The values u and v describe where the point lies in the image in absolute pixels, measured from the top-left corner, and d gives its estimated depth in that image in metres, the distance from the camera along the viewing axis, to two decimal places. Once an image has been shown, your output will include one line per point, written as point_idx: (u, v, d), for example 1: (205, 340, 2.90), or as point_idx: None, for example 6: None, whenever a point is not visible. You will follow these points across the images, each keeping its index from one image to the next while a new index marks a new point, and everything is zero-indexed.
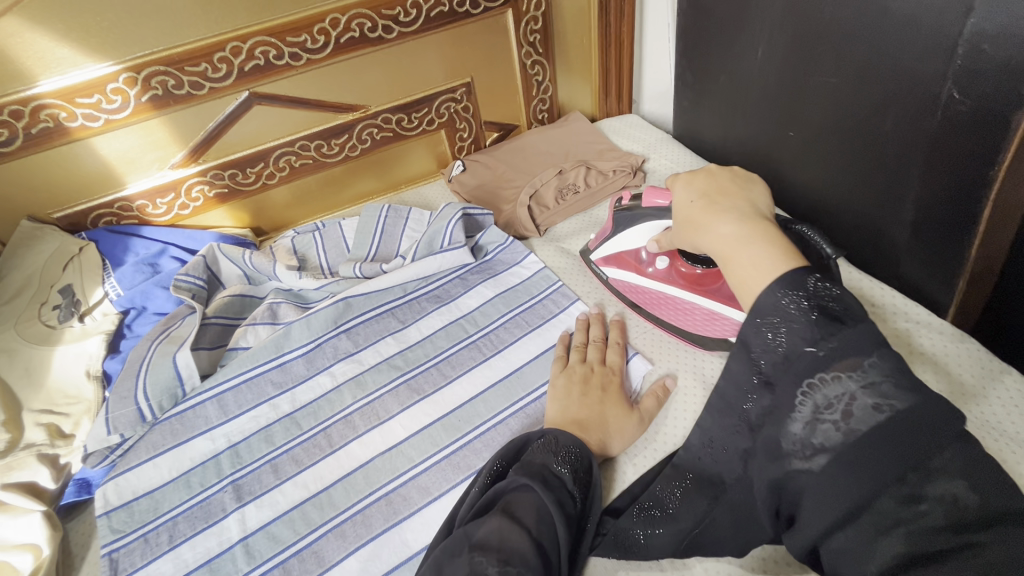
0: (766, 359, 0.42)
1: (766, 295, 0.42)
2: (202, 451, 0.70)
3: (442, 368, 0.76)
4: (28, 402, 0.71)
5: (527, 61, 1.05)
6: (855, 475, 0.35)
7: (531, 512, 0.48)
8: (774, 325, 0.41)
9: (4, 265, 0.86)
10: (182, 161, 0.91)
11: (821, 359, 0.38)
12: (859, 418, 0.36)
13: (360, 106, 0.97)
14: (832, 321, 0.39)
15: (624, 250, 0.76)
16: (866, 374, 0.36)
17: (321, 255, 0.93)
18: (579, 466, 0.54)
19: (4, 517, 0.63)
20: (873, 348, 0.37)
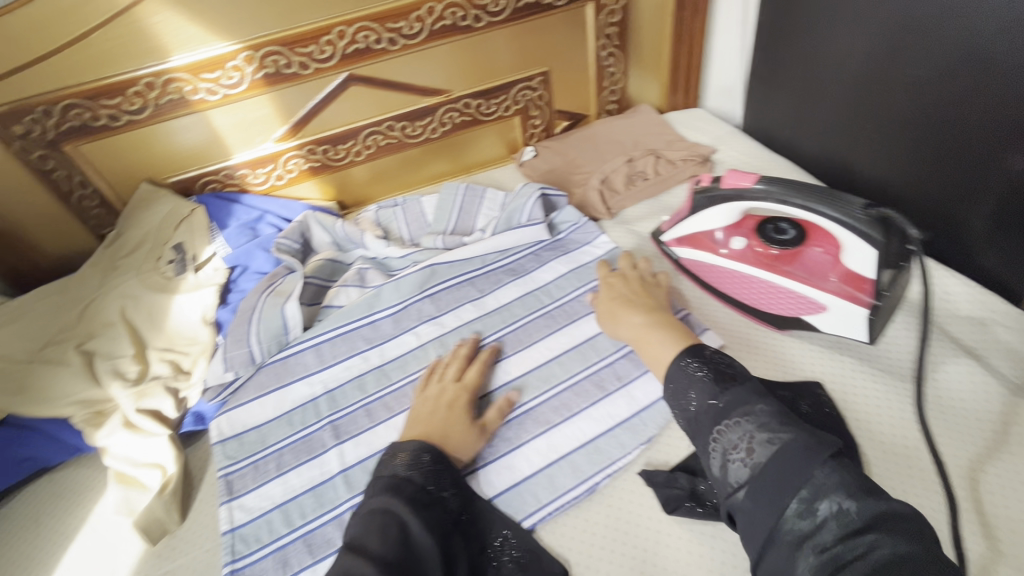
0: (685, 415, 0.57)
1: (676, 366, 0.60)
2: (302, 394, 0.77)
3: (520, 333, 0.81)
4: (152, 341, 0.80)
5: (602, 53, 1.10)
6: (766, 501, 0.46)
7: (377, 529, 0.51)
8: (685, 389, 0.57)
9: (125, 223, 0.96)
10: (283, 135, 0.99)
11: (719, 410, 0.53)
12: (758, 452, 0.48)
13: (444, 91, 1.04)
14: (724, 380, 0.55)
15: (699, 231, 0.78)
16: (754, 419, 0.50)
17: (403, 227, 1.01)
18: (423, 464, 0.58)
19: (138, 437, 0.71)
20: (753, 398, 0.52)
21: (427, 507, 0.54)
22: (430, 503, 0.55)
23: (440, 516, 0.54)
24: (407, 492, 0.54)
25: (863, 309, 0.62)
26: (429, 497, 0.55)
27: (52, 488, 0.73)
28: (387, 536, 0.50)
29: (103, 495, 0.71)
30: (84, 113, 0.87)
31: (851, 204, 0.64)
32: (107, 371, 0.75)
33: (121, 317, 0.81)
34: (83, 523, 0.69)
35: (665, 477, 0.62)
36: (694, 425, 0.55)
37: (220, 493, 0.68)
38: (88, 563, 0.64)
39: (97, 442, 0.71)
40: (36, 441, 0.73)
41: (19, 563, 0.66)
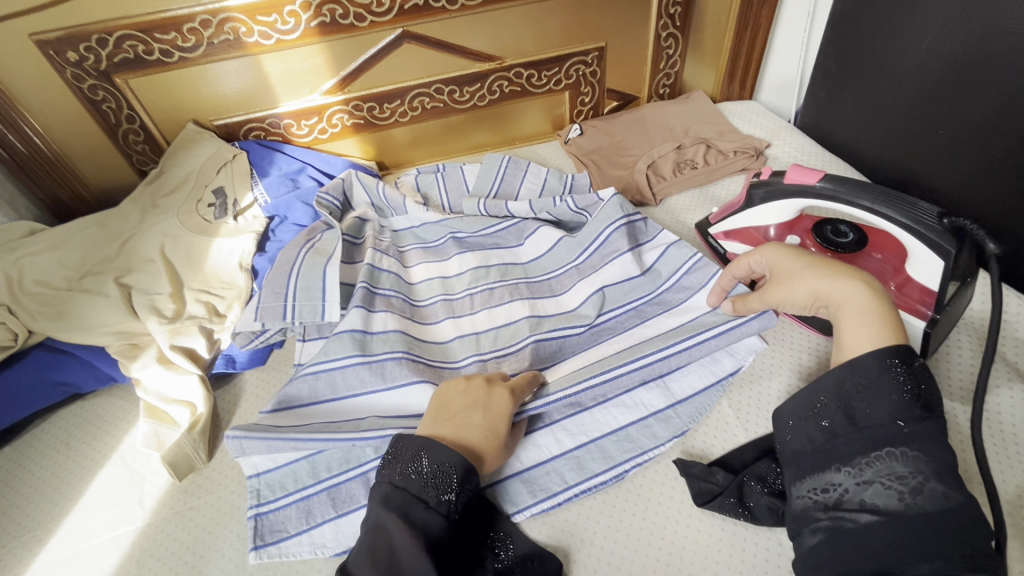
0: (846, 413, 0.51)
1: (876, 362, 0.51)
2: (353, 381, 0.68)
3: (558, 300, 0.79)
4: (189, 281, 0.81)
5: (662, 33, 1.06)
6: (897, 540, 0.44)
7: (377, 554, 0.49)
8: (870, 392, 0.50)
9: (168, 163, 0.97)
10: (331, 88, 0.97)
11: (902, 435, 0.47)
12: (923, 497, 0.44)
13: (497, 58, 1.01)
14: (921, 406, 0.48)
15: (750, 227, 0.76)
16: (931, 463, 0.46)
17: (443, 195, 0.99)
18: (437, 475, 0.53)
19: (171, 373, 0.72)
20: (943, 442, 0.47)
21: (421, 521, 0.51)
22: (425, 511, 0.52)
23: (434, 524, 0.51)
24: (398, 499, 0.52)
25: (919, 322, 0.60)
26: (425, 507, 0.52)
27: (83, 416, 0.74)
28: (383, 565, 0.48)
29: (134, 427, 0.72)
30: (138, 46, 0.86)
31: (923, 211, 0.60)
32: (144, 306, 0.76)
33: (160, 254, 0.82)
34: (113, 451, 0.70)
35: (703, 470, 0.61)
36: (846, 428, 0.50)
37: (228, 453, 0.59)
38: (116, 490, 0.66)
39: (132, 373, 0.72)
40: (71, 367, 0.74)
41: (51, 483, 0.67)
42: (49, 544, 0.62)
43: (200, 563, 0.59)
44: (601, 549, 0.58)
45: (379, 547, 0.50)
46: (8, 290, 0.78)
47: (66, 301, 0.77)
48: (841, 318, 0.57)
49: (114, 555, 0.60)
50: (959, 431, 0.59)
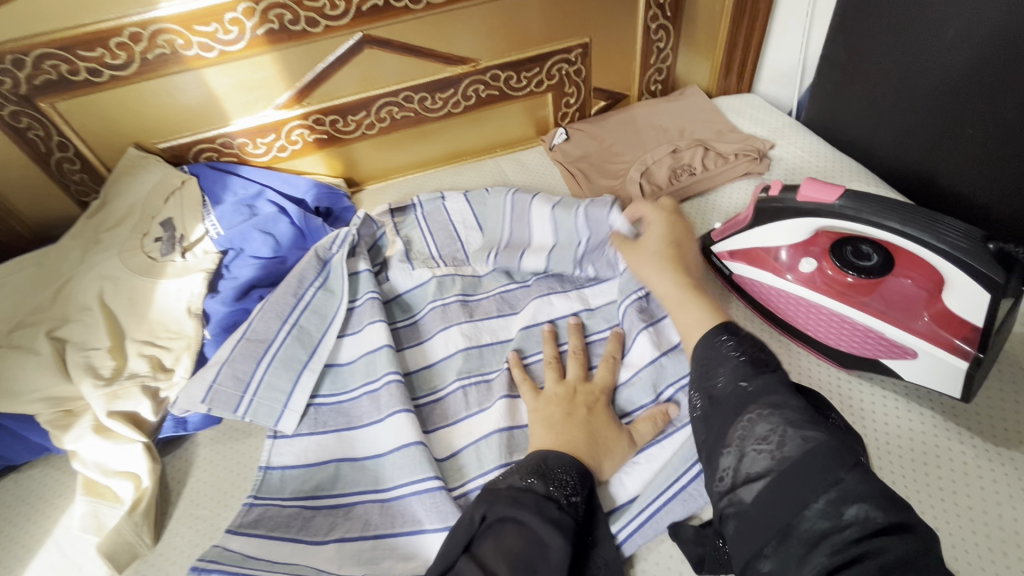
0: (704, 389, 0.48)
1: (709, 338, 0.52)
2: (328, 450, 0.64)
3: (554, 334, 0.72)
4: (132, 332, 0.72)
5: (651, 24, 0.97)
6: (782, 500, 0.38)
7: (510, 553, 0.45)
8: (713, 363, 0.49)
9: (111, 193, 0.87)
10: (287, 102, 0.88)
11: (748, 396, 0.44)
12: (789, 447, 0.40)
13: (470, 60, 0.91)
14: (759, 364, 0.47)
15: (760, 246, 0.66)
16: (785, 412, 0.42)
17: (427, 237, 0.86)
18: (574, 485, 0.51)
19: (109, 443, 0.63)
20: (789, 390, 0.44)
21: (557, 518, 0.48)
22: (559, 513, 0.48)
23: (570, 527, 0.48)
24: (531, 502, 0.48)
25: (963, 362, 0.52)
26: (558, 507, 0.48)
27: (17, 493, 0.66)
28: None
29: (72, 505, 0.64)
30: (61, 66, 0.76)
31: (962, 232, 0.52)
32: (79, 366, 0.67)
33: (99, 301, 0.74)
34: (46, 536, 0.62)
35: (695, 533, 0.53)
36: (708, 408, 0.47)
37: None
38: None
39: (65, 445, 0.64)
40: None
41: None
42: None
43: None
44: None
45: (507, 547, 0.45)
46: None
47: None
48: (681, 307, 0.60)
49: None
50: (1009, 483, 0.52)
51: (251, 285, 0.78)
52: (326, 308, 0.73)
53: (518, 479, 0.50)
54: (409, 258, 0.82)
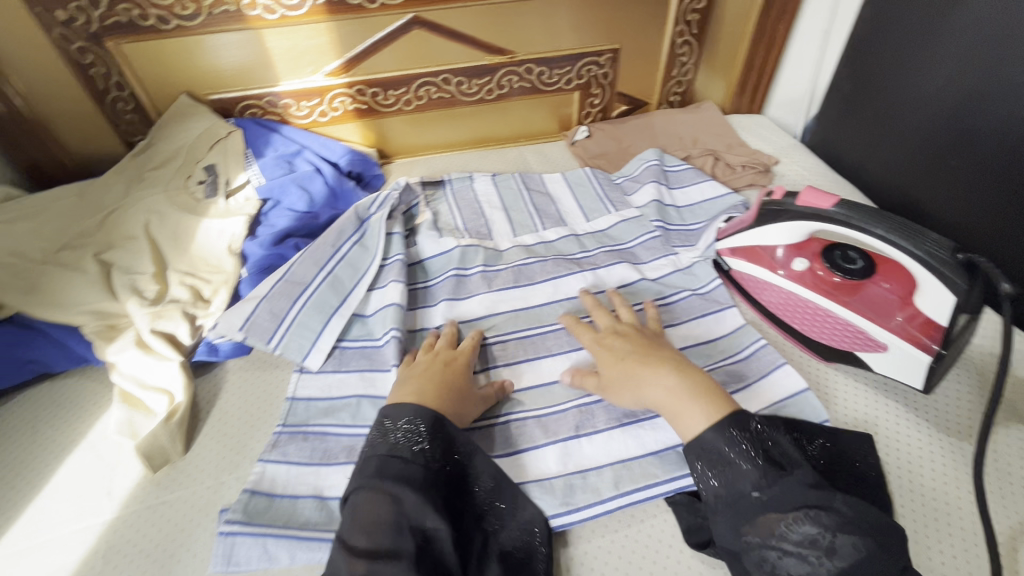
0: (722, 484, 0.51)
1: (717, 435, 0.53)
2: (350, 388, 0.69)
3: (566, 307, 0.79)
4: (174, 263, 0.76)
5: (678, 39, 1.04)
6: None
7: (367, 518, 0.48)
8: (725, 464, 0.52)
9: (158, 136, 0.93)
10: (335, 70, 0.94)
11: (770, 505, 0.49)
12: (839, 553, 0.47)
13: (509, 51, 0.98)
14: (775, 466, 0.50)
15: (758, 244, 0.75)
16: (830, 517, 0.48)
17: (453, 213, 0.93)
18: (422, 432, 0.54)
19: (149, 358, 0.68)
20: (818, 493, 0.48)
21: (401, 470, 0.51)
22: (401, 466, 0.51)
23: (416, 476, 0.51)
24: (369, 471, 0.51)
25: (926, 356, 0.60)
26: (401, 461, 0.52)
27: (53, 396, 0.71)
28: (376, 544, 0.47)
29: (107, 412, 0.69)
30: (133, 10, 0.82)
31: (935, 243, 0.59)
32: (125, 286, 0.72)
33: (145, 232, 0.79)
34: (82, 437, 0.66)
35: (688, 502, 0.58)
36: (723, 502, 0.51)
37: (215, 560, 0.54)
38: (85, 479, 0.63)
39: (107, 356, 0.68)
40: (42, 345, 0.71)
41: (16, 467, 0.64)
42: (11, 533, 0.59)
43: (171, 561, 0.56)
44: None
45: (365, 515, 0.49)
46: None
47: (41, 274, 0.74)
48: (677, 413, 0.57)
49: (79, 550, 0.57)
50: (954, 467, 0.59)
51: (287, 234, 0.83)
52: (359, 262, 0.80)
53: (370, 442, 0.54)
54: (437, 227, 0.89)
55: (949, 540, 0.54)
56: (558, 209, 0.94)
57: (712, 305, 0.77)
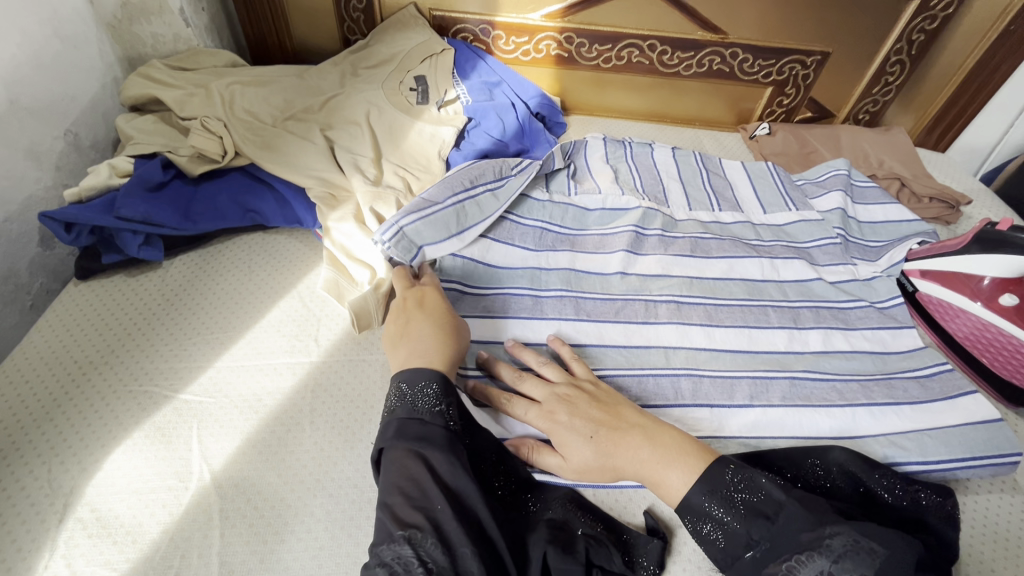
0: (715, 541, 0.49)
1: (694, 494, 0.50)
2: (527, 306, 0.72)
3: (740, 286, 0.79)
4: (389, 154, 0.82)
5: (892, 57, 1.01)
6: None
7: (405, 481, 0.48)
8: (704, 519, 0.49)
9: (378, 38, 0.98)
10: (554, 13, 0.97)
11: (761, 559, 0.46)
12: None
13: (721, 31, 0.98)
14: (759, 516, 0.48)
15: (958, 271, 0.73)
16: (827, 554, 0.44)
17: (633, 174, 0.94)
18: (439, 393, 0.53)
19: (362, 234, 0.73)
20: (804, 533, 0.46)
21: (422, 435, 0.50)
22: (424, 426, 0.50)
23: (435, 439, 0.50)
24: (395, 431, 0.50)
25: None
26: (422, 424, 0.50)
27: (264, 246, 0.77)
28: (410, 502, 0.47)
29: (313, 270, 0.75)
30: None
31: None
32: (349, 163, 0.79)
33: (366, 120, 0.85)
34: (292, 287, 0.73)
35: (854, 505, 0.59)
36: (725, 563, 0.48)
37: None
38: (294, 323, 0.68)
39: (328, 222, 0.74)
40: (266, 198, 0.78)
41: (232, 296, 0.71)
42: (229, 349, 0.65)
43: (370, 411, 0.61)
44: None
45: (404, 479, 0.48)
46: (223, 110, 0.82)
47: (274, 136, 0.81)
48: (657, 483, 0.51)
49: (289, 379, 0.63)
50: None
51: (485, 155, 0.88)
52: (490, 206, 0.77)
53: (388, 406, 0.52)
54: (618, 183, 0.91)
55: None
56: (734, 195, 0.94)
57: (891, 319, 0.77)
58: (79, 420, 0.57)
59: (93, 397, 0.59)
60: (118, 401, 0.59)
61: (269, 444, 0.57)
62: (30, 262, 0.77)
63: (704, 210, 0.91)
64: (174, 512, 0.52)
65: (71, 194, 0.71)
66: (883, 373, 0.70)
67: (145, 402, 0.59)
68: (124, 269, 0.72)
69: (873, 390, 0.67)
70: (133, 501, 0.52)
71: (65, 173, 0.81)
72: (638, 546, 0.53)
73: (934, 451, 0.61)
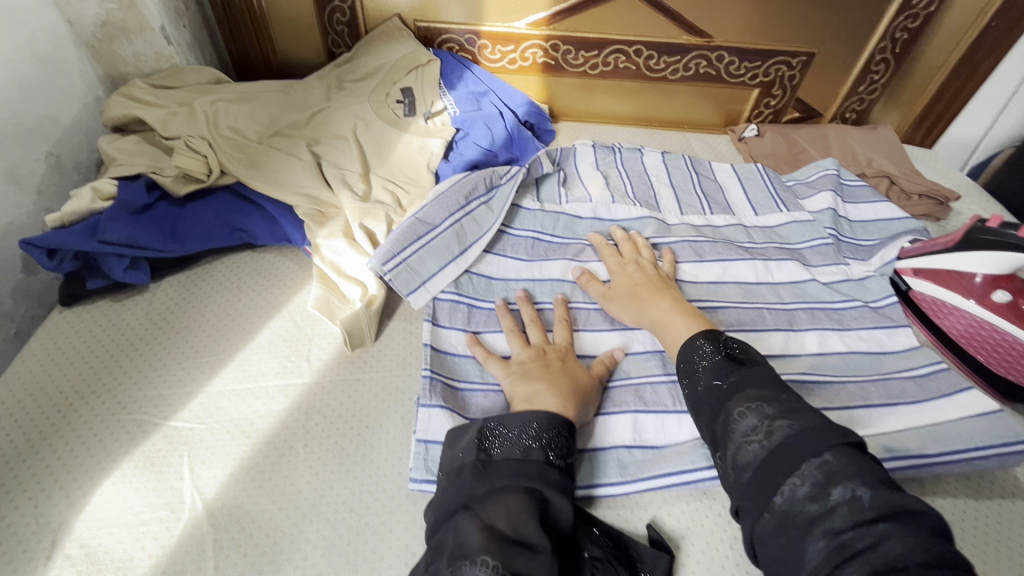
0: (691, 385, 0.55)
1: (690, 345, 0.58)
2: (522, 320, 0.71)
3: (736, 289, 0.79)
4: (376, 168, 0.82)
5: (877, 56, 1.02)
6: (766, 475, 0.43)
7: (519, 515, 0.46)
8: (689, 366, 0.56)
9: (362, 51, 0.98)
10: (539, 21, 0.97)
11: (720, 392, 0.51)
12: (773, 436, 0.45)
13: (707, 35, 0.99)
14: (735, 365, 0.54)
15: (950, 270, 0.74)
16: (775, 404, 0.47)
17: (624, 180, 0.94)
18: (569, 447, 0.52)
19: (352, 250, 0.72)
20: (772, 386, 0.50)
21: (553, 480, 0.49)
22: (560, 477, 0.50)
23: (565, 489, 0.49)
24: (533, 472, 0.48)
25: None
26: (558, 474, 0.50)
27: (253, 265, 0.76)
28: (513, 537, 0.45)
29: (305, 288, 0.74)
30: None
31: None
32: (336, 179, 0.78)
33: (353, 134, 0.84)
34: (282, 306, 0.71)
35: None
36: (697, 406, 0.54)
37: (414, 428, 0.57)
38: (286, 343, 0.67)
39: (317, 239, 0.73)
40: (253, 216, 0.76)
41: (225, 318, 0.70)
42: (221, 373, 0.64)
43: (366, 432, 0.60)
44: (731, 550, 0.55)
45: (512, 513, 0.46)
46: (208, 128, 0.81)
47: (260, 153, 0.80)
48: (664, 326, 0.65)
49: (282, 401, 0.62)
50: None
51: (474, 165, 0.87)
52: (486, 220, 0.78)
53: (519, 440, 0.51)
54: (609, 189, 0.90)
55: None
56: (725, 198, 0.94)
57: (886, 319, 0.76)
58: (66, 452, 0.56)
59: (81, 427, 0.58)
60: (106, 430, 0.58)
61: (262, 470, 0.56)
62: (12, 290, 0.76)
63: (695, 214, 0.91)
64: (166, 544, 0.51)
65: (53, 220, 0.69)
66: (881, 374, 0.70)
67: (134, 430, 0.58)
68: (109, 293, 0.71)
69: (871, 393, 0.67)
70: (123, 534, 0.51)
71: (48, 197, 0.80)
72: (643, 558, 0.53)
73: (935, 451, 0.60)
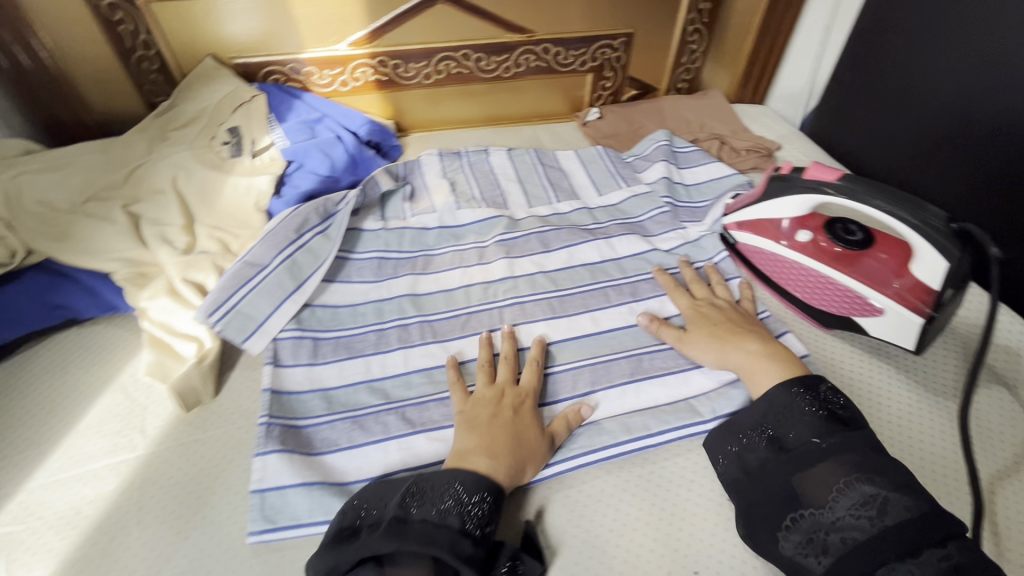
0: (780, 439, 0.53)
1: (783, 389, 0.56)
2: (370, 343, 0.71)
3: (583, 272, 0.82)
4: (202, 216, 0.80)
5: (689, 28, 1.08)
6: (866, 557, 0.44)
7: None
8: (767, 412, 0.56)
9: (181, 97, 0.94)
10: (360, 40, 0.97)
11: (818, 451, 0.50)
12: (885, 518, 0.45)
13: (528, 31, 1.01)
14: (839, 422, 0.53)
15: (763, 219, 0.79)
16: (887, 478, 0.48)
17: (471, 183, 0.95)
18: (491, 513, 0.51)
19: (179, 306, 0.71)
20: (869, 450, 0.50)
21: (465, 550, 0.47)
22: (473, 548, 0.47)
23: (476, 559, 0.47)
24: (443, 540, 0.46)
25: (920, 318, 0.65)
26: (473, 543, 0.48)
27: (79, 342, 0.72)
28: None
29: (137, 355, 0.71)
30: None
31: (931, 214, 0.65)
32: (155, 236, 0.76)
33: (172, 186, 0.81)
34: (112, 379, 0.68)
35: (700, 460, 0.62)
36: (773, 455, 0.53)
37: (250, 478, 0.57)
38: (116, 417, 0.64)
39: (140, 303, 0.71)
40: (71, 291, 0.73)
41: (49, 405, 0.65)
42: (45, 464, 0.60)
43: (205, 493, 0.58)
44: (579, 529, 0.57)
45: None
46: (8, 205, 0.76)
47: (70, 222, 0.76)
48: (755, 372, 0.62)
49: (113, 481, 0.59)
50: (942, 423, 0.65)
51: (311, 195, 0.86)
52: (322, 250, 0.77)
53: (447, 502, 0.49)
54: (454, 196, 0.92)
55: (937, 479, 0.60)
56: (570, 184, 0.97)
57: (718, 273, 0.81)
58: None
59: None
60: None
61: (92, 559, 0.53)
62: None
63: (542, 205, 0.93)
64: None
65: None
66: None
67: None
68: None
69: None
70: None
71: None
72: None
73: None
